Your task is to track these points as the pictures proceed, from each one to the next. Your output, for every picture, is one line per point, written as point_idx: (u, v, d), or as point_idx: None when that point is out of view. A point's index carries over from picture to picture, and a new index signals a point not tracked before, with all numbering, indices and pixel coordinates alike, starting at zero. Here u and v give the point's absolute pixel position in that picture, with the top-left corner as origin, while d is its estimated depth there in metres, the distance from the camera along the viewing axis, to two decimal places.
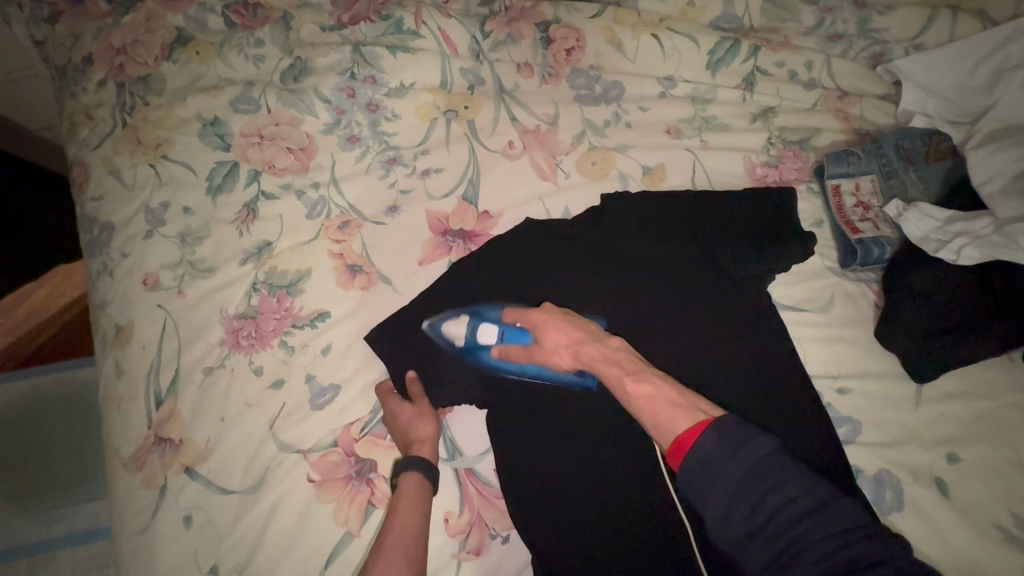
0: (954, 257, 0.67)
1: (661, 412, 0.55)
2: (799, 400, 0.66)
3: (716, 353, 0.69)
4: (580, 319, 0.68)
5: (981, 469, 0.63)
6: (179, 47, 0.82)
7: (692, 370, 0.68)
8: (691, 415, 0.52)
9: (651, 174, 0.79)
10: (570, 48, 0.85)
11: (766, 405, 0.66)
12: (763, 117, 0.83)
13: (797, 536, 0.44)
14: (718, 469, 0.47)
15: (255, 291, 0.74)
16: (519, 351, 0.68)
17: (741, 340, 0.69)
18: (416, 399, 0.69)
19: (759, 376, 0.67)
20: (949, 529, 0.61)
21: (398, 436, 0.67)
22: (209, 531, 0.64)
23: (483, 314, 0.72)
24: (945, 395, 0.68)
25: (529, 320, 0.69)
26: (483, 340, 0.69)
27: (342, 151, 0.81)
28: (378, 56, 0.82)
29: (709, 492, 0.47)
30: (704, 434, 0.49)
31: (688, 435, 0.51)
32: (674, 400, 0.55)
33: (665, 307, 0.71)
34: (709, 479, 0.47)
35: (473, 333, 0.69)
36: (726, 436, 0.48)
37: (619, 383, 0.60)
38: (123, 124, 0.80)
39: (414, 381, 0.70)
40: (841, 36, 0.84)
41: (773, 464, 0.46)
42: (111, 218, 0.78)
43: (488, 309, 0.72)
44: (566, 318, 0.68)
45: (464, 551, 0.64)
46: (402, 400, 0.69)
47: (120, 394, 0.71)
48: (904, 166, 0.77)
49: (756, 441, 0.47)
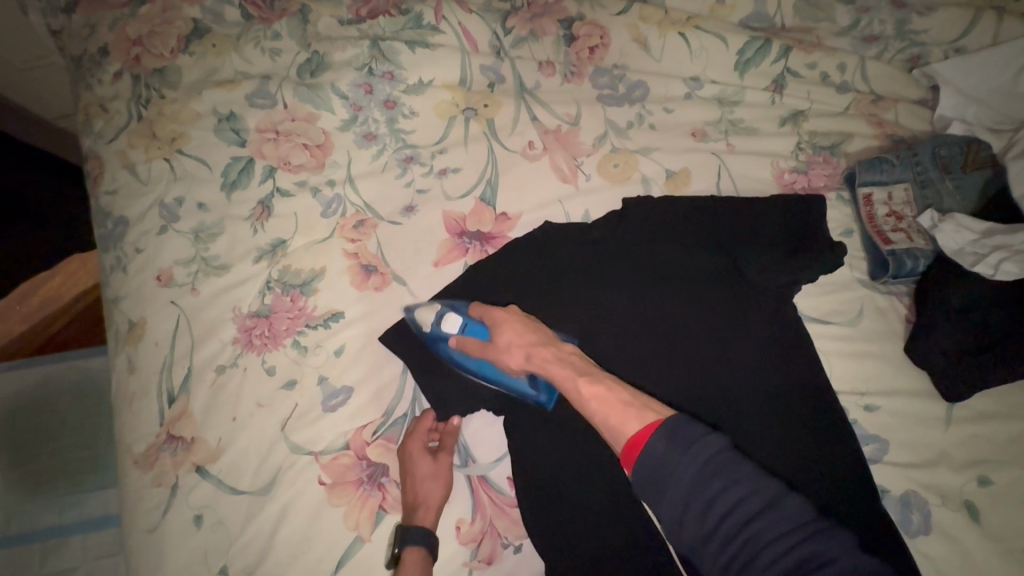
0: (991, 272, 0.63)
1: (612, 413, 0.54)
2: (816, 418, 0.64)
3: (725, 370, 0.66)
4: (539, 323, 0.68)
5: (1015, 493, 0.60)
6: (195, 39, 0.81)
7: (685, 391, 0.66)
8: (641, 416, 0.52)
9: (675, 178, 0.77)
10: (593, 45, 0.82)
11: (780, 427, 0.64)
12: (793, 120, 0.80)
13: (751, 537, 0.43)
14: (669, 472, 0.47)
15: (268, 290, 0.73)
16: (475, 345, 0.68)
17: (753, 359, 0.67)
18: (438, 454, 0.67)
19: (768, 399, 0.65)
20: (979, 554, 0.58)
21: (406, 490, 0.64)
22: (219, 532, 0.63)
23: (457, 308, 0.71)
24: (977, 416, 0.65)
25: (489, 315, 0.69)
26: (447, 328, 0.68)
27: (359, 149, 0.79)
28: (397, 51, 0.80)
29: (663, 494, 0.47)
30: (654, 436, 0.49)
31: (639, 436, 0.50)
32: (625, 400, 0.55)
33: (691, 319, 0.69)
34: (662, 480, 0.47)
35: (438, 319, 0.69)
36: (675, 437, 0.48)
37: (569, 381, 0.60)
38: (138, 118, 0.79)
39: (448, 435, 0.68)
40: (877, 37, 0.80)
41: (722, 463, 0.46)
42: (125, 212, 0.77)
43: (461, 303, 0.72)
44: (524, 318, 0.68)
45: (476, 560, 0.63)
46: (424, 452, 0.66)
47: (132, 390, 0.70)
48: (940, 175, 0.74)
49: (705, 440, 0.47)
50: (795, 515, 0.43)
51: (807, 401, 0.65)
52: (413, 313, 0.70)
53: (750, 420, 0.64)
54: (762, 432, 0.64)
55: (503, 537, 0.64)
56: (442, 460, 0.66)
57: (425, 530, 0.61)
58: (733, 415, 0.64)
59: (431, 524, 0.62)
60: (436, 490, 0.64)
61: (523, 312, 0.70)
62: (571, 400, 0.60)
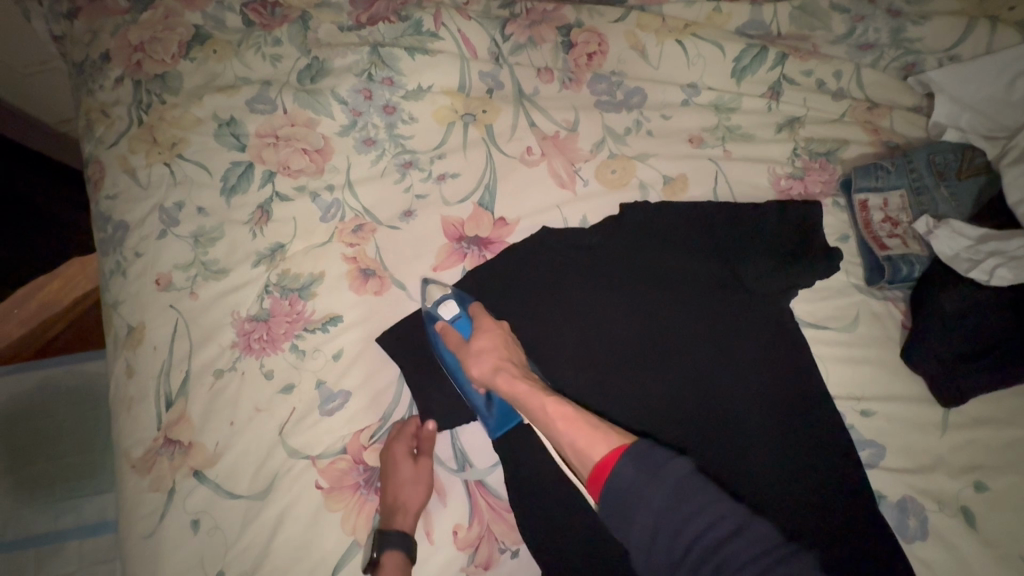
0: (986, 278, 0.64)
1: (579, 435, 0.53)
2: (803, 436, 0.65)
3: (712, 387, 0.67)
4: (516, 345, 0.68)
5: (1010, 499, 0.61)
6: (196, 45, 0.82)
7: (661, 413, 0.66)
8: (608, 440, 0.51)
9: (672, 184, 0.77)
10: (591, 52, 0.83)
11: (762, 446, 0.65)
12: (789, 127, 0.81)
13: (722, 562, 0.42)
14: (637, 496, 0.46)
15: (267, 294, 0.73)
16: (455, 340, 0.68)
17: (746, 372, 0.67)
18: (420, 456, 0.66)
19: (754, 415, 0.66)
20: (977, 560, 0.58)
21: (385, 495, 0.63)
22: (216, 536, 0.63)
23: (463, 301, 0.72)
24: (973, 421, 0.66)
25: (477, 322, 0.69)
26: (443, 312, 0.70)
27: (358, 154, 0.80)
28: (396, 57, 0.81)
29: (630, 521, 0.46)
30: (622, 460, 0.48)
31: (606, 460, 0.49)
32: (594, 424, 0.54)
33: (685, 331, 0.69)
34: (629, 507, 0.46)
35: (438, 303, 0.71)
36: (642, 462, 0.47)
37: (534, 399, 0.59)
38: (139, 123, 0.80)
39: (427, 439, 0.67)
40: (872, 45, 0.81)
41: (689, 487, 0.46)
42: (125, 217, 0.77)
43: (467, 296, 0.72)
44: (506, 335, 0.68)
45: (473, 565, 0.63)
46: (407, 454, 0.66)
47: (130, 394, 0.70)
48: (935, 181, 0.74)
49: (673, 464, 0.47)
50: (764, 538, 0.43)
51: (798, 416, 0.65)
52: (428, 284, 0.73)
53: (743, 430, 0.65)
54: (756, 437, 0.65)
55: (499, 542, 0.64)
56: (423, 464, 0.65)
57: (404, 535, 0.61)
58: (721, 430, 0.65)
59: (409, 528, 0.62)
60: (416, 495, 0.64)
61: (509, 328, 0.70)
62: (534, 418, 0.59)
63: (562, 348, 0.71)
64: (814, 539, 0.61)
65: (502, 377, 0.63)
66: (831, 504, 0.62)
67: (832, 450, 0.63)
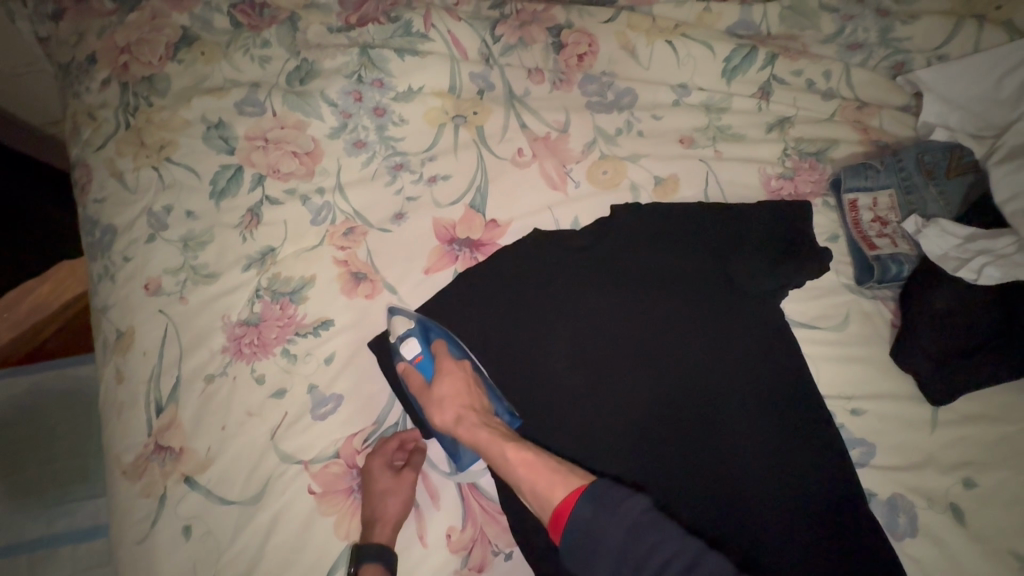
0: (974, 277, 0.65)
1: (539, 480, 0.55)
2: (792, 451, 0.64)
3: (705, 396, 0.67)
4: (480, 387, 0.68)
5: (999, 494, 0.61)
6: (184, 47, 0.81)
7: (641, 426, 0.66)
8: (567, 482, 0.53)
9: (663, 185, 0.77)
10: (581, 53, 0.83)
11: (746, 461, 0.64)
12: (779, 127, 0.81)
13: None
14: (597, 537, 0.48)
15: (258, 298, 0.72)
16: (417, 383, 0.67)
17: (742, 382, 0.67)
18: (400, 470, 0.67)
19: (745, 429, 0.65)
20: (966, 556, 0.59)
21: (368, 502, 0.64)
22: (208, 542, 0.63)
23: (428, 330, 0.70)
24: (962, 418, 0.66)
25: (440, 361, 0.68)
26: (405, 351, 0.67)
27: (348, 157, 0.79)
28: (386, 59, 0.80)
29: (591, 559, 0.49)
30: (579, 503, 0.50)
31: (564, 504, 0.51)
32: (552, 466, 0.56)
33: (683, 338, 0.69)
34: (591, 544, 0.49)
35: (400, 341, 0.68)
36: (601, 502, 0.50)
37: (495, 447, 0.61)
38: (126, 125, 0.79)
39: (415, 451, 0.69)
40: (861, 45, 0.82)
41: (646, 524, 0.48)
42: (113, 221, 0.76)
43: (434, 326, 0.70)
44: (469, 378, 0.68)
45: (466, 568, 0.63)
46: (385, 466, 0.66)
47: (121, 400, 0.70)
48: (925, 181, 0.75)
49: (629, 501, 0.49)
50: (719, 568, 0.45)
51: (790, 429, 0.65)
52: (394, 314, 0.69)
53: (735, 424, 0.65)
54: (750, 430, 0.65)
55: (492, 547, 0.64)
56: (406, 475, 0.66)
57: (380, 549, 0.60)
58: (710, 440, 0.65)
59: (388, 539, 0.61)
60: (395, 507, 0.64)
61: (471, 369, 0.70)
62: (496, 467, 0.59)
63: (553, 352, 0.70)
64: (773, 563, 0.60)
65: (466, 428, 0.64)
66: (799, 525, 0.61)
67: (817, 464, 0.63)
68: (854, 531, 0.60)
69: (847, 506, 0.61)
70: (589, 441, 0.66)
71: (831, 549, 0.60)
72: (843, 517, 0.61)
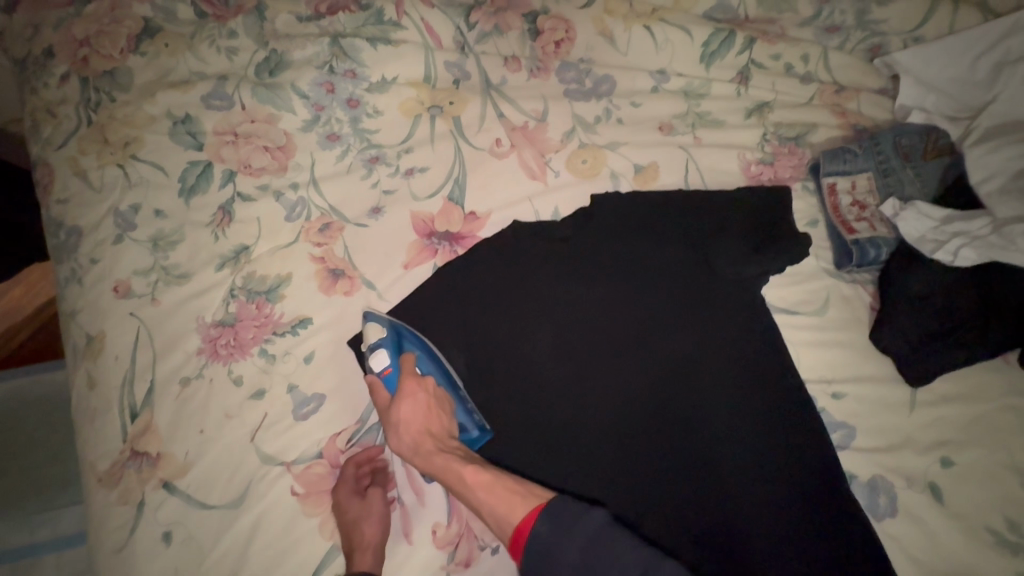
0: (951, 258, 0.65)
1: (496, 501, 0.54)
2: (780, 447, 0.64)
3: (693, 394, 0.66)
4: (446, 405, 0.65)
5: (975, 473, 0.62)
6: (146, 39, 0.78)
7: (623, 431, 0.65)
8: (526, 501, 0.53)
9: (643, 173, 0.76)
10: (558, 39, 0.81)
11: (733, 463, 0.63)
12: (758, 112, 0.81)
13: None
14: (554, 556, 0.49)
15: (232, 298, 0.71)
16: (382, 399, 0.64)
17: (731, 379, 0.66)
18: (366, 493, 0.64)
19: (733, 426, 0.64)
20: (944, 534, 0.60)
21: (343, 534, 0.61)
22: (190, 548, 0.62)
23: (398, 340, 0.66)
24: (941, 398, 0.67)
25: (405, 378, 0.64)
26: (372, 361, 0.64)
27: (322, 150, 0.77)
28: (358, 48, 0.78)
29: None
30: (539, 519, 0.51)
31: (523, 523, 0.52)
32: (512, 486, 0.55)
33: (670, 337, 0.68)
34: (547, 566, 0.50)
35: (371, 350, 0.64)
36: (557, 519, 0.51)
37: (451, 473, 0.58)
38: (88, 122, 0.76)
39: (365, 465, 0.66)
40: (839, 27, 0.81)
41: (602, 538, 0.49)
42: (78, 222, 0.74)
43: (408, 335, 0.67)
44: (433, 398, 0.64)
45: (452, 563, 0.62)
46: (352, 492, 0.63)
47: (93, 406, 0.68)
48: (902, 164, 0.75)
49: (586, 516, 0.50)
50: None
51: (777, 425, 0.64)
52: (368, 320, 0.66)
53: (717, 416, 0.65)
54: (731, 423, 0.65)
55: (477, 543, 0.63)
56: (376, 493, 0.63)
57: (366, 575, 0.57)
58: (697, 442, 0.64)
59: (373, 565, 0.59)
60: (372, 529, 0.62)
61: (437, 385, 0.66)
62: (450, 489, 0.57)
63: (537, 349, 0.69)
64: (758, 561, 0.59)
65: (426, 455, 0.60)
66: (784, 523, 0.61)
67: (798, 454, 0.63)
68: (835, 521, 0.61)
69: (830, 497, 0.61)
70: (571, 437, 0.65)
71: (817, 533, 0.60)
72: (826, 512, 0.61)
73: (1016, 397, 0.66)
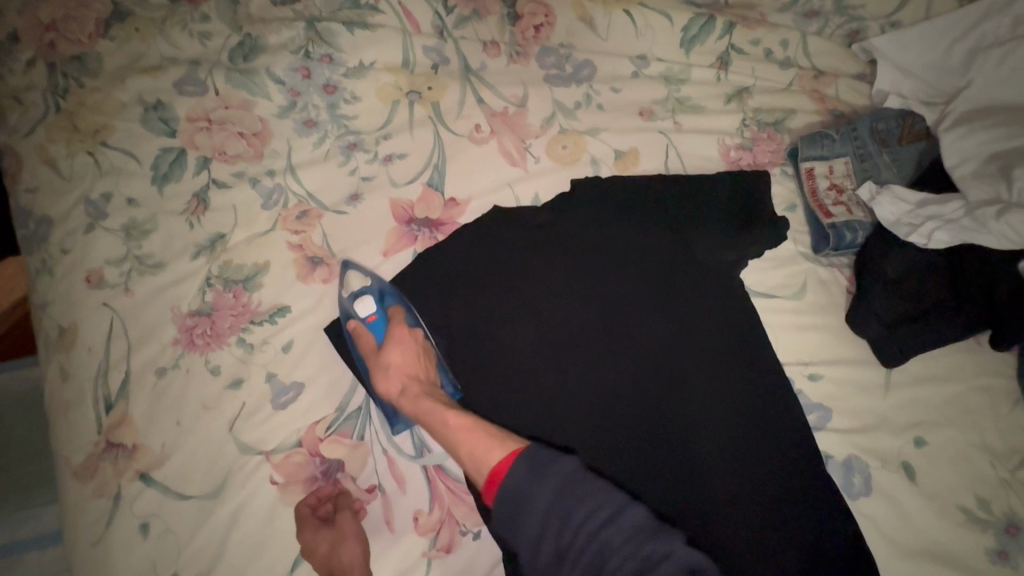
0: (924, 241, 0.66)
1: (474, 443, 0.58)
2: (756, 431, 0.64)
3: (671, 376, 0.66)
4: (431, 357, 0.68)
5: (947, 452, 0.64)
6: (116, 23, 0.76)
7: (605, 411, 0.65)
8: (505, 445, 0.56)
9: (623, 158, 0.76)
10: (538, 24, 0.81)
11: (713, 444, 0.64)
12: (737, 97, 0.81)
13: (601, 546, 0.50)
14: (525, 496, 0.52)
15: (209, 287, 0.70)
16: (368, 345, 0.67)
17: (709, 361, 0.67)
18: (332, 520, 0.61)
19: (711, 408, 0.65)
20: (916, 511, 0.62)
21: (323, 566, 0.59)
22: (168, 539, 0.61)
23: (385, 295, 0.70)
24: (915, 379, 0.68)
25: (393, 326, 0.68)
26: (359, 308, 0.68)
27: (299, 137, 0.76)
28: (334, 33, 0.77)
29: (520, 520, 0.52)
30: (517, 462, 0.54)
31: (501, 465, 0.55)
32: (490, 431, 0.58)
33: (649, 319, 0.68)
34: (518, 507, 0.52)
35: (355, 297, 0.69)
36: (532, 464, 0.53)
37: (436, 417, 0.61)
38: (57, 109, 0.74)
39: (321, 501, 0.62)
40: (817, 13, 0.81)
41: (572, 482, 0.52)
42: (49, 211, 0.72)
43: (391, 290, 0.70)
44: (420, 348, 0.68)
45: (434, 549, 0.62)
46: (317, 526, 0.61)
47: (67, 398, 0.66)
48: (878, 148, 0.76)
49: (559, 463, 0.53)
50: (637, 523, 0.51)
51: (755, 407, 0.65)
52: (348, 269, 0.71)
53: (697, 395, 0.66)
54: (710, 402, 0.65)
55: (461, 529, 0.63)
56: (340, 519, 0.60)
57: None
58: (677, 424, 0.65)
59: None
60: (352, 553, 0.60)
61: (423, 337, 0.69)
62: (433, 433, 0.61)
63: (517, 332, 0.69)
64: (738, 535, 0.60)
65: (408, 395, 0.64)
66: (763, 498, 0.62)
67: (776, 434, 0.64)
68: (815, 501, 0.61)
69: (810, 478, 0.62)
70: (553, 420, 0.65)
71: (796, 511, 0.61)
72: (805, 494, 0.62)
73: (986, 377, 0.68)
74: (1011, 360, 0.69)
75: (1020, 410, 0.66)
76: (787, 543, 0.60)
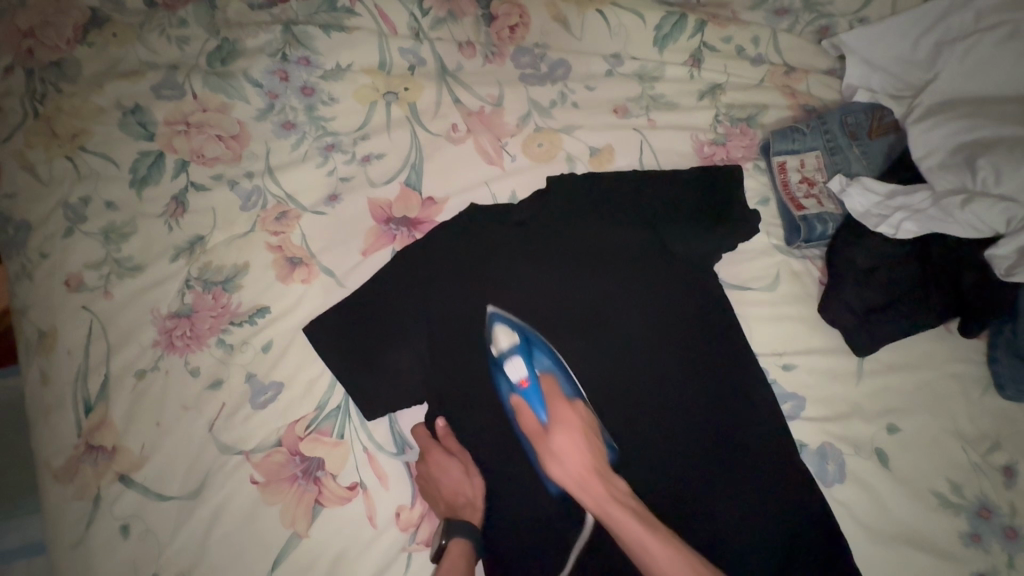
0: (893, 231, 0.68)
1: None
2: (732, 433, 0.64)
3: (644, 377, 0.66)
4: (597, 435, 0.62)
5: (919, 439, 0.65)
6: (94, 30, 0.77)
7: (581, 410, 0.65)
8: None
9: (599, 155, 0.77)
10: (513, 25, 0.82)
11: (688, 449, 0.64)
12: (710, 94, 0.82)
13: None
14: None
15: (187, 289, 0.70)
16: (530, 418, 0.63)
17: (686, 358, 0.67)
18: (457, 454, 0.65)
19: (688, 408, 0.65)
20: (889, 498, 0.63)
21: (441, 489, 0.63)
22: (148, 540, 0.61)
23: (538, 357, 0.66)
24: (887, 367, 0.69)
25: (554, 401, 0.64)
26: (512, 369, 0.65)
27: (277, 138, 0.77)
28: (312, 37, 0.78)
29: None
30: None
31: None
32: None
33: (625, 321, 0.69)
34: None
35: (506, 356, 0.66)
36: None
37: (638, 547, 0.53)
38: (34, 115, 0.75)
39: (448, 435, 0.66)
40: (787, 10, 0.82)
41: None
42: (28, 216, 0.72)
43: (542, 353, 0.66)
44: (585, 426, 0.62)
45: (414, 543, 0.63)
46: (445, 453, 0.65)
47: (46, 402, 0.66)
48: (848, 142, 0.77)
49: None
50: None
51: (729, 404, 0.65)
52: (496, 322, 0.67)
53: (673, 393, 0.66)
54: (687, 398, 0.66)
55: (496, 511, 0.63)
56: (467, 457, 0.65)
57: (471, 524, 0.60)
58: (651, 429, 0.64)
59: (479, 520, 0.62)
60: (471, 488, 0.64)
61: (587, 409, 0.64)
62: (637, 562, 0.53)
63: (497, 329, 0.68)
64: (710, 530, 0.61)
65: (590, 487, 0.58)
66: (742, 494, 0.62)
67: (750, 427, 0.64)
68: (788, 501, 0.61)
69: (784, 473, 0.63)
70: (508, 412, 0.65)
71: (772, 504, 0.61)
72: (779, 496, 0.62)
73: (958, 364, 0.69)
74: (981, 346, 0.70)
75: (990, 395, 0.67)
76: (763, 534, 0.61)
